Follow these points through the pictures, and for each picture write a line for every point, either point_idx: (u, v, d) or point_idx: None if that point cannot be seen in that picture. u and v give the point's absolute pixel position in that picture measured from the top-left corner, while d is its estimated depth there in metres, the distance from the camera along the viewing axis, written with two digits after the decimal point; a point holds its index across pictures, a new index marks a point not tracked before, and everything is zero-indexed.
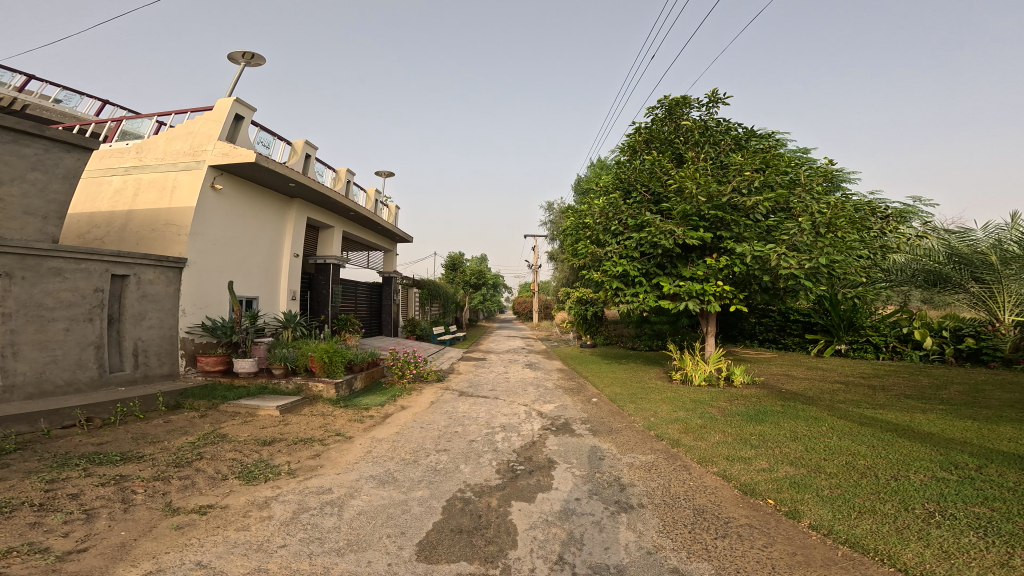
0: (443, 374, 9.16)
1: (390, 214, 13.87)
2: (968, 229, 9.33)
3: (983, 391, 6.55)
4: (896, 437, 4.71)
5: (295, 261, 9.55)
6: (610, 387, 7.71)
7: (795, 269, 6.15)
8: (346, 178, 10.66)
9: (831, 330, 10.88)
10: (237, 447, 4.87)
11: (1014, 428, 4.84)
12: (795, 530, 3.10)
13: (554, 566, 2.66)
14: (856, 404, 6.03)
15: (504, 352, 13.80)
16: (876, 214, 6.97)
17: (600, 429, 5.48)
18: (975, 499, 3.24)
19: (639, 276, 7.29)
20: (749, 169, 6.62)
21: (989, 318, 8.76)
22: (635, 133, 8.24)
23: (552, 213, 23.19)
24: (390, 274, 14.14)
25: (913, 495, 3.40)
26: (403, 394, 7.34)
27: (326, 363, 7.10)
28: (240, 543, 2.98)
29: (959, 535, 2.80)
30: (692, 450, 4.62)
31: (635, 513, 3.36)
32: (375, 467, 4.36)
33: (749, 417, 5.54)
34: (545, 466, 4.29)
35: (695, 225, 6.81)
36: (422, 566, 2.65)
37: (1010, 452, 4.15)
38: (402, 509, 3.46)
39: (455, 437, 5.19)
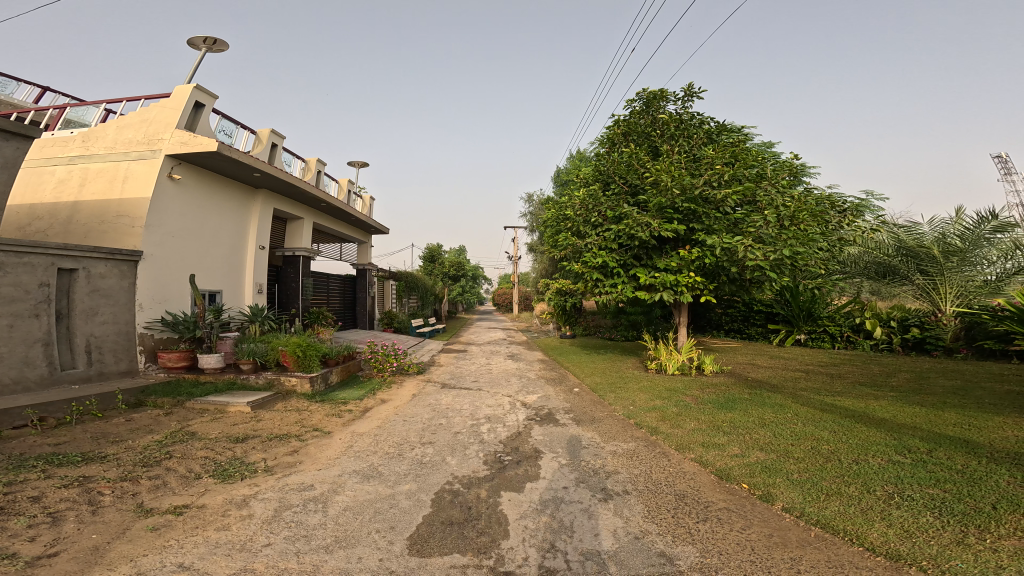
0: (423, 366, 9.17)
1: (364, 205, 13.71)
2: (915, 224, 9.52)
3: (927, 378, 6.99)
4: (854, 422, 5.00)
5: (260, 254, 9.39)
6: (589, 378, 7.86)
7: (760, 261, 6.35)
8: (315, 169, 10.51)
9: (792, 320, 11.30)
10: (208, 445, 4.82)
11: (958, 413, 5.20)
12: (770, 513, 3.29)
13: (546, 553, 2.77)
14: (817, 391, 6.31)
15: (485, 344, 13.82)
16: (835, 208, 7.26)
17: (583, 418, 5.60)
18: (928, 481, 3.48)
19: (617, 268, 7.41)
20: (720, 162, 6.81)
21: (933, 308, 9.48)
22: (613, 126, 8.37)
23: (532, 205, 23.28)
24: (364, 267, 14.00)
25: (873, 478, 3.62)
26: (381, 388, 7.32)
27: (298, 357, 6.98)
28: (222, 543, 2.98)
29: (921, 516, 3.01)
30: (669, 437, 4.78)
31: (622, 500, 3.49)
32: (357, 462, 4.38)
33: (720, 404, 5.75)
34: (532, 456, 4.38)
35: (670, 217, 6.99)
36: (415, 560, 2.74)
37: (961, 437, 4.43)
38: (389, 504, 3.51)
39: (439, 429, 5.24)
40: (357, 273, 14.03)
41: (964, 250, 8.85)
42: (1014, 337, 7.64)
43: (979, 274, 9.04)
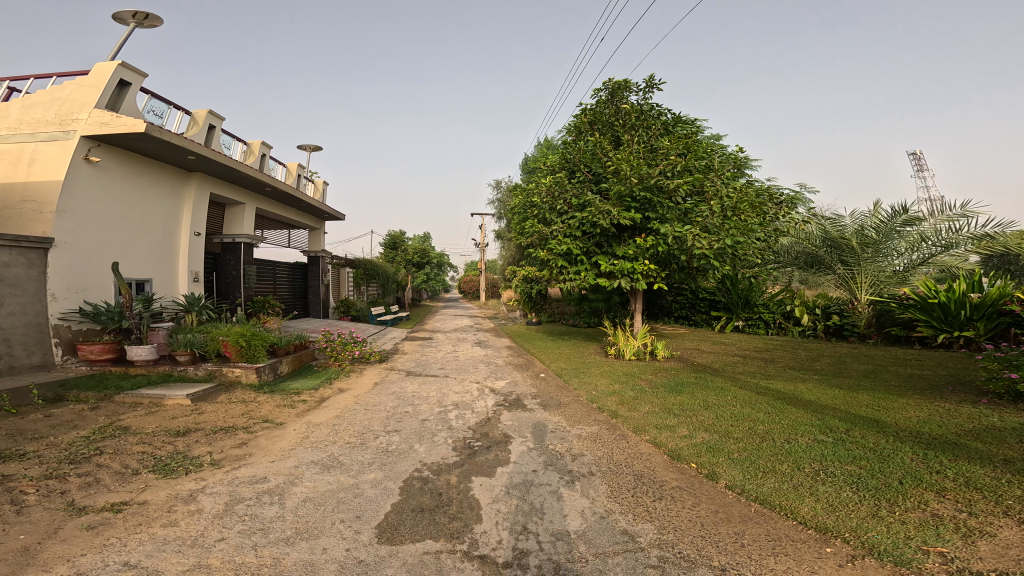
0: (386, 355, 9.07)
1: (316, 190, 13.30)
2: (839, 216, 10.28)
3: (845, 362, 7.58)
4: (784, 404, 5.38)
5: (194, 241, 8.95)
6: (553, 363, 8.05)
7: (706, 250, 6.65)
8: (259, 152, 10.13)
9: (731, 307, 11.92)
10: (144, 440, 4.61)
11: (869, 395, 5.71)
12: (715, 490, 3.54)
13: (519, 536, 2.94)
14: (753, 375, 6.75)
15: (451, 331, 13.80)
16: (773, 200, 7.63)
17: (550, 403, 5.74)
18: (846, 459, 3.82)
19: (580, 255, 7.56)
20: (674, 153, 7.06)
21: (850, 297, 10.25)
22: (579, 114, 8.48)
23: (500, 191, 23.19)
24: (316, 255, 13.64)
25: (802, 456, 3.93)
26: (337, 377, 7.20)
27: (241, 348, 6.74)
28: (170, 539, 2.90)
29: (842, 491, 3.31)
30: (628, 420, 4.99)
31: (587, 481, 3.65)
32: (315, 453, 4.34)
33: (671, 388, 6.05)
34: (501, 442, 4.46)
35: (628, 206, 7.19)
36: (385, 548, 2.81)
37: (872, 417, 4.88)
38: (353, 493, 3.53)
39: (405, 417, 5.24)
40: (309, 261, 13.68)
41: (877, 241, 9.58)
42: (916, 324, 8.44)
43: (889, 265, 9.81)
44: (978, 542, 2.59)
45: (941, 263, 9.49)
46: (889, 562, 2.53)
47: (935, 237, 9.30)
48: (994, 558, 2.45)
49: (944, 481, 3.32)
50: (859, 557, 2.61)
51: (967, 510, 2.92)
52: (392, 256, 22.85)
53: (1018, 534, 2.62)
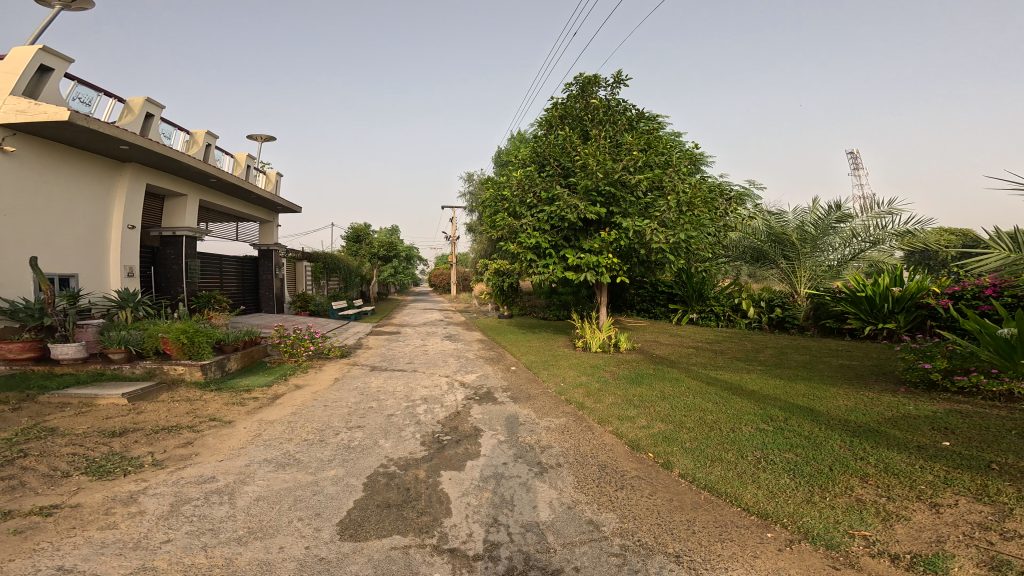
0: (349, 350, 8.87)
1: (268, 182, 12.81)
2: (782, 212, 10.66)
3: (786, 353, 7.98)
4: (730, 394, 5.61)
5: (128, 234, 8.45)
6: (523, 356, 8.07)
7: (663, 243, 6.87)
8: (204, 142, 9.69)
9: (686, 300, 12.49)
10: (76, 441, 4.33)
11: (806, 384, 6.05)
12: (669, 479, 3.66)
13: (489, 528, 2.96)
14: (704, 366, 7.00)
15: (421, 325, 13.65)
16: (723, 196, 8.05)
17: (519, 396, 5.77)
18: (784, 447, 4.03)
19: (549, 248, 7.63)
20: (636, 149, 7.23)
21: (791, 290, 10.69)
22: (551, 108, 8.55)
23: (472, 183, 22.94)
24: (268, 248, 13.19)
25: (745, 444, 4.12)
26: (292, 373, 6.98)
27: (183, 345, 6.42)
28: (110, 542, 2.75)
29: (780, 477, 3.50)
30: (593, 411, 5.08)
31: (555, 472, 3.71)
32: (268, 451, 4.20)
33: (631, 379, 6.21)
34: (471, 435, 4.45)
35: (594, 200, 7.29)
36: (348, 545, 2.76)
37: (805, 406, 5.17)
38: (312, 491, 3.44)
39: (369, 413, 5.14)
40: (260, 254, 13.22)
41: (814, 236, 10.11)
42: (847, 316, 8.97)
43: (825, 260, 10.34)
44: (896, 526, 2.80)
45: (870, 259, 10.06)
46: (822, 546, 2.70)
47: (864, 233, 9.92)
48: (911, 540, 2.66)
49: (866, 467, 3.56)
50: (796, 542, 2.77)
51: (886, 495, 3.14)
52: (355, 250, 22.17)
53: (931, 517, 2.85)
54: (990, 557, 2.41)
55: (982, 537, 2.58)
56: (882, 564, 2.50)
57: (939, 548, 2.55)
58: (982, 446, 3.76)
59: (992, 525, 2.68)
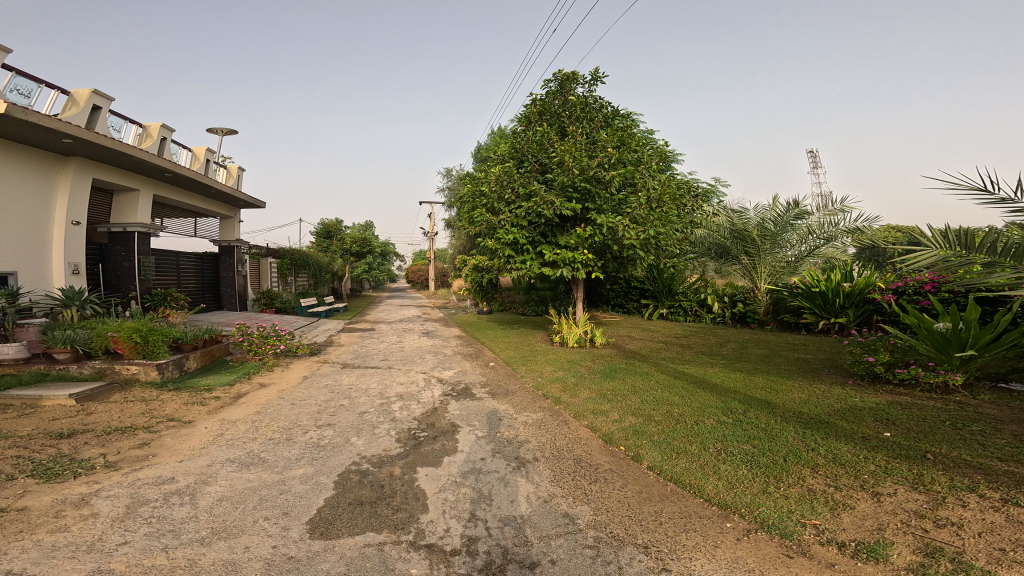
0: (318, 347, 8.69)
1: (229, 176, 12.40)
2: (742, 209, 11.01)
3: (747, 347, 8.22)
4: (695, 388, 5.74)
5: (74, 231, 8.01)
6: (502, 352, 8.05)
7: (633, 240, 7.00)
8: (158, 136, 9.33)
9: (657, 295, 12.56)
10: (22, 443, 4.11)
11: (764, 377, 6.26)
12: (639, 471, 3.73)
13: (467, 523, 2.95)
14: (672, 360, 7.14)
15: (397, 322, 13.49)
16: (690, 193, 8.24)
17: (497, 392, 5.76)
18: (742, 439, 4.16)
19: (526, 244, 7.63)
20: (610, 147, 7.33)
21: (751, 286, 11.00)
22: (529, 104, 8.53)
23: (451, 179, 22.66)
24: (229, 244, 12.76)
25: (707, 437, 4.23)
26: (257, 371, 6.79)
27: (136, 344, 6.15)
28: (62, 545, 2.63)
29: (737, 468, 3.62)
30: (569, 406, 5.12)
31: (532, 467, 3.73)
32: (231, 451, 4.07)
33: (605, 373, 6.29)
34: (449, 431, 4.43)
35: (570, 196, 7.34)
36: (319, 543, 2.72)
37: (763, 399, 5.34)
38: (278, 490, 3.36)
39: (339, 411, 5.05)
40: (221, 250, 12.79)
41: (772, 233, 10.41)
42: (803, 311, 9.31)
43: (783, 255, 10.68)
44: (842, 515, 2.93)
45: (824, 255, 10.57)
46: (776, 535, 2.81)
47: (819, 230, 10.40)
48: (855, 528, 2.79)
49: (817, 458, 3.71)
50: (752, 531, 2.87)
51: (834, 484, 3.29)
52: (326, 245, 21.55)
53: (873, 506, 3.01)
54: (927, 544, 2.56)
55: (918, 525, 2.74)
56: (830, 552, 2.61)
57: (880, 536, 2.69)
58: (919, 437, 3.97)
59: (926, 512, 2.85)
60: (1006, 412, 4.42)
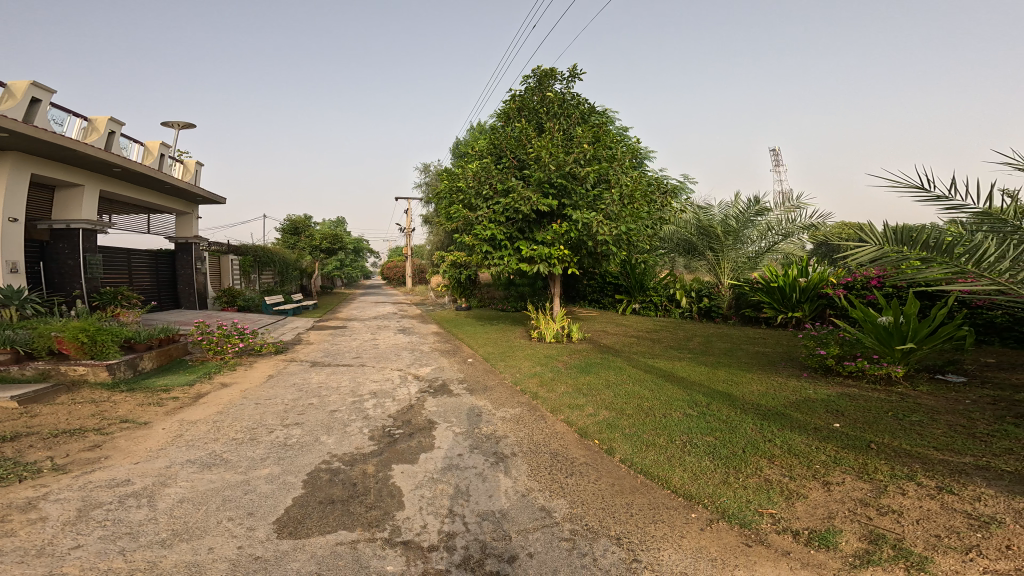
0: (284, 346, 8.45)
1: (185, 171, 11.92)
2: (707, 206, 11.24)
3: (712, 341, 8.39)
4: (663, 381, 5.81)
5: (11, 227, 7.54)
6: (481, 348, 7.98)
7: (607, 236, 7.05)
8: (106, 130, 8.89)
9: (630, 291, 12.79)
10: None
11: (726, 370, 6.40)
12: (612, 464, 3.74)
13: (444, 519, 2.89)
14: (644, 354, 7.23)
15: (370, 319, 13.24)
16: (660, 190, 8.34)
17: (475, 388, 5.70)
18: (705, 431, 4.22)
19: (504, 240, 7.57)
20: (586, 143, 7.34)
21: (715, 281, 11.21)
22: (508, 100, 8.47)
23: (428, 175, 22.35)
24: (187, 241, 12.26)
25: (673, 429, 4.28)
26: (218, 371, 6.55)
27: (84, 344, 5.84)
28: (9, 550, 2.46)
29: (701, 460, 3.67)
30: (547, 401, 5.11)
31: (510, 462, 3.70)
32: (191, 452, 3.90)
33: (582, 368, 6.31)
34: (425, 428, 4.35)
35: (547, 192, 7.33)
36: (288, 543, 2.62)
37: (724, 391, 5.45)
38: (243, 490, 3.23)
39: (307, 410, 4.90)
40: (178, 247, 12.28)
41: (734, 229, 10.70)
42: (763, 305, 9.55)
43: (745, 251, 10.94)
44: (796, 504, 3.01)
45: (783, 251, 10.91)
46: (736, 525, 2.85)
47: (778, 226, 10.66)
48: (808, 516, 2.86)
49: (773, 449, 3.80)
50: (714, 521, 2.91)
51: (789, 474, 3.36)
52: (292, 242, 20.89)
53: (824, 495, 3.09)
54: (871, 531, 2.65)
55: (863, 512, 2.84)
56: (786, 540, 2.67)
57: (830, 524, 2.77)
58: (866, 427, 4.12)
59: (870, 500, 2.95)
60: (945, 403, 4.61)
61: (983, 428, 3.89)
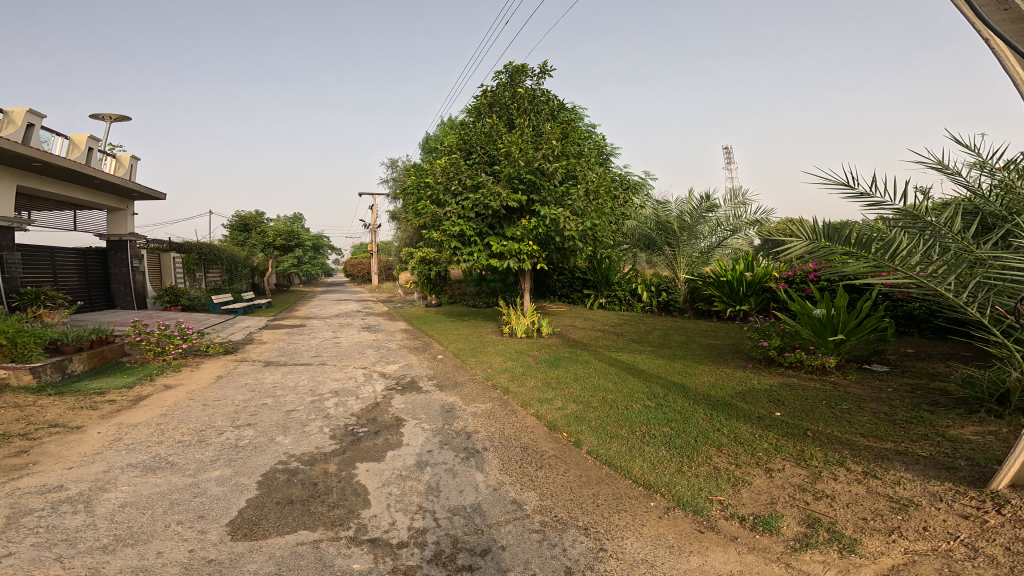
0: (234, 345, 8.03)
1: (118, 166, 11.15)
2: (663, 202, 11.37)
3: (670, 334, 8.48)
4: (625, 374, 5.80)
5: None
6: (451, 344, 7.82)
7: (573, 231, 7.03)
8: (26, 122, 8.14)
9: (597, 285, 12.77)
10: None
11: (681, 362, 6.47)
12: (580, 456, 3.67)
13: (414, 516, 2.75)
14: (610, 348, 7.24)
15: (331, 317, 12.80)
16: (624, 186, 8.35)
17: (444, 384, 5.55)
18: (662, 421, 4.21)
19: (474, 236, 7.45)
20: (554, 139, 7.27)
21: (672, 276, 11.39)
22: (478, 96, 8.30)
23: (395, 171, 21.82)
24: (121, 240, 11.49)
25: (634, 421, 4.25)
26: (161, 372, 6.13)
27: (4, 347, 5.35)
28: None
29: (658, 450, 3.65)
30: (518, 395, 5.00)
31: (480, 457, 3.58)
32: (133, 455, 3.60)
33: (552, 362, 6.24)
34: (392, 426, 4.18)
35: (516, 188, 7.23)
36: (244, 544, 2.42)
37: (679, 382, 5.50)
38: (193, 493, 2.99)
39: (261, 410, 4.63)
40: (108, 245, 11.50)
41: (686, 225, 10.93)
42: (713, 298, 9.72)
43: (697, 246, 11.16)
44: (741, 490, 3.01)
45: (732, 246, 11.17)
46: (690, 512, 2.83)
47: (726, 222, 10.98)
48: (753, 502, 2.87)
49: (722, 438, 3.81)
50: (670, 509, 2.88)
51: (735, 462, 3.38)
52: (242, 238, 19.97)
53: (766, 481, 3.11)
54: (808, 515, 2.68)
55: (801, 497, 2.87)
56: (733, 526, 2.66)
57: (773, 509, 2.78)
58: (803, 415, 4.21)
59: (806, 485, 2.99)
60: (870, 391, 4.78)
61: (902, 414, 4.04)
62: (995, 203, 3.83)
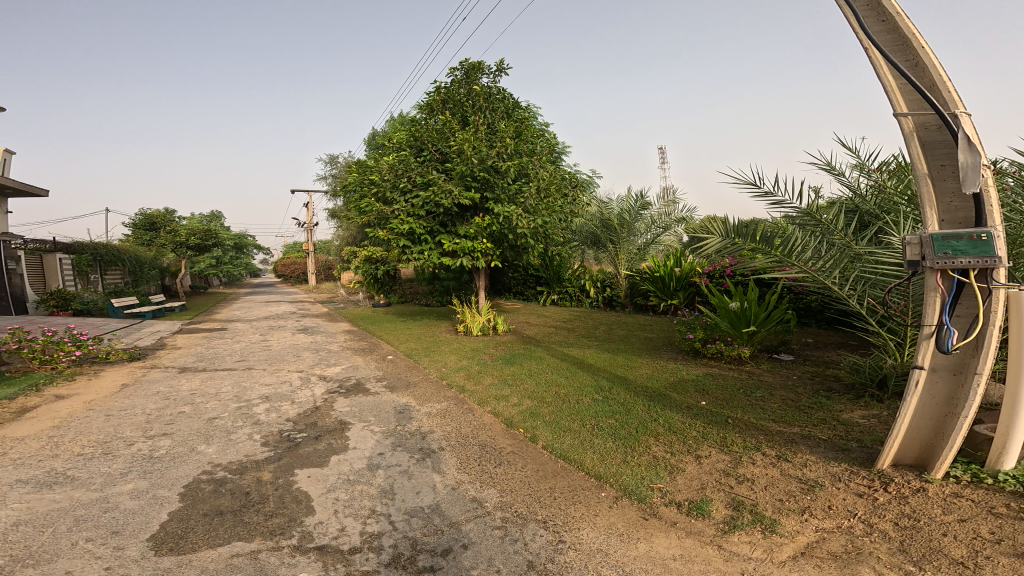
0: (143, 352, 7.24)
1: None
2: (604, 199, 11.31)
3: (616, 329, 8.40)
4: (576, 369, 5.62)
5: None
6: (403, 345, 7.41)
7: (526, 230, 6.79)
8: None
9: (549, 282, 12.67)
10: None
11: (622, 355, 6.39)
12: (534, 452, 3.41)
13: (366, 521, 2.41)
14: (566, 344, 7.06)
15: (263, 320, 11.97)
16: (574, 183, 8.21)
17: (396, 385, 5.18)
18: (608, 414, 4.04)
19: (424, 235, 7.09)
20: (508, 136, 7.00)
21: (614, 271, 11.39)
22: (431, 93, 7.87)
23: (334, 167, 20.81)
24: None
25: (585, 414, 4.06)
26: (49, 382, 5.38)
27: None
28: None
29: (605, 441, 3.45)
30: (474, 393, 4.71)
31: (437, 457, 3.27)
32: (25, 470, 3.03)
33: (507, 359, 5.99)
34: (336, 430, 3.78)
35: (469, 185, 6.93)
36: (170, 561, 2.03)
37: (623, 375, 5.38)
38: (105, 507, 2.52)
39: (178, 419, 4.10)
40: None
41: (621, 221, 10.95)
42: (651, 294, 9.76)
43: (636, 243, 11.19)
44: (676, 477, 2.85)
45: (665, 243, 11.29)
46: (635, 500, 2.63)
47: (659, 219, 11.02)
48: (687, 488, 2.71)
49: (659, 427, 3.66)
50: (617, 497, 2.67)
51: (671, 450, 3.23)
52: (149, 237, 18.28)
53: (696, 467, 2.97)
54: (731, 498, 2.55)
55: (726, 481, 2.74)
56: (672, 511, 2.49)
57: (703, 494, 2.63)
58: (722, 404, 4.15)
59: (729, 470, 2.87)
60: (777, 380, 4.83)
61: (805, 401, 4.04)
62: (870, 201, 4.01)
